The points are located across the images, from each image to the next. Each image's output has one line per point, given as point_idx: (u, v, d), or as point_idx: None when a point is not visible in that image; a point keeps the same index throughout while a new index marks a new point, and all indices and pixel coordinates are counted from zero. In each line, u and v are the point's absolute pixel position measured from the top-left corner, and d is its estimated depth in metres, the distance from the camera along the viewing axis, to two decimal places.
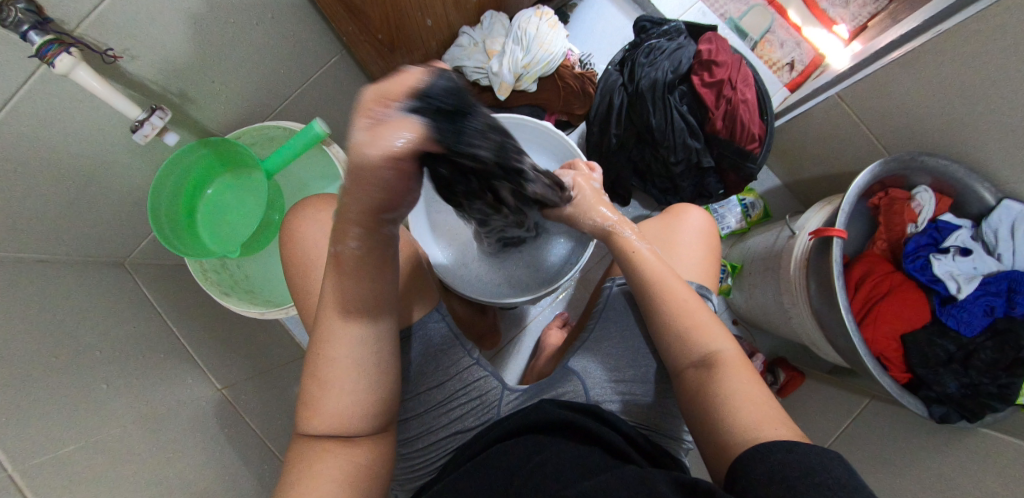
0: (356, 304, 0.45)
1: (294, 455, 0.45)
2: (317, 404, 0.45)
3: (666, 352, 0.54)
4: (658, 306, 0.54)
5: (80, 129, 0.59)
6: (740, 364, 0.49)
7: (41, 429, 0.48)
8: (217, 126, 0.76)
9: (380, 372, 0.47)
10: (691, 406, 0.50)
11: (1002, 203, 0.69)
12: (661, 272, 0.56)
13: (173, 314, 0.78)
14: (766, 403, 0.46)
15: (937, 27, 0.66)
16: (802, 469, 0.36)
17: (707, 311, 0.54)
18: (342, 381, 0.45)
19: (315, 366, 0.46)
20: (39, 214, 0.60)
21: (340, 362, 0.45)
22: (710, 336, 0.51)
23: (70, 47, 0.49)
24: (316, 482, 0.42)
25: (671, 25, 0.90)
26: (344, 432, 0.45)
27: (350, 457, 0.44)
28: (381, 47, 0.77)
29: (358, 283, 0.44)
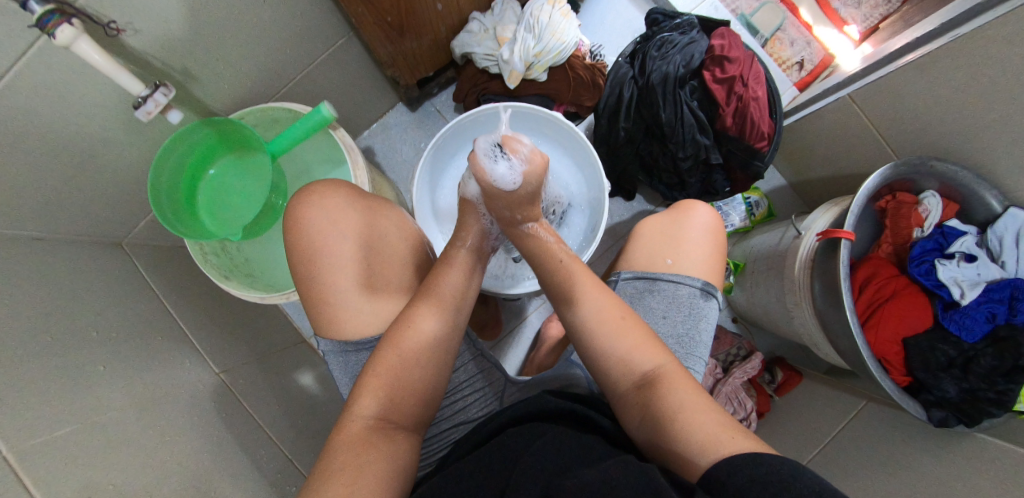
0: (448, 301, 0.56)
1: (346, 428, 0.47)
2: (393, 373, 0.51)
3: (603, 374, 0.53)
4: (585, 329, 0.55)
5: (79, 104, 0.57)
6: (680, 376, 0.50)
7: (37, 410, 0.47)
8: (221, 106, 0.75)
9: (447, 361, 0.55)
10: (640, 429, 0.49)
11: (1009, 210, 0.69)
12: (589, 291, 0.57)
13: (171, 296, 0.77)
14: (715, 415, 0.45)
15: (954, 30, 0.66)
16: (775, 480, 0.36)
17: (640, 329, 0.54)
18: (419, 358, 0.52)
19: (397, 336, 0.53)
20: (36, 190, 0.58)
21: (421, 345, 0.53)
22: (649, 353, 0.52)
23: (72, 17, 0.47)
24: (371, 453, 0.45)
25: (684, 18, 0.89)
26: (398, 413, 0.50)
27: (395, 449, 0.47)
28: (391, 30, 0.75)
29: (456, 283, 0.57)
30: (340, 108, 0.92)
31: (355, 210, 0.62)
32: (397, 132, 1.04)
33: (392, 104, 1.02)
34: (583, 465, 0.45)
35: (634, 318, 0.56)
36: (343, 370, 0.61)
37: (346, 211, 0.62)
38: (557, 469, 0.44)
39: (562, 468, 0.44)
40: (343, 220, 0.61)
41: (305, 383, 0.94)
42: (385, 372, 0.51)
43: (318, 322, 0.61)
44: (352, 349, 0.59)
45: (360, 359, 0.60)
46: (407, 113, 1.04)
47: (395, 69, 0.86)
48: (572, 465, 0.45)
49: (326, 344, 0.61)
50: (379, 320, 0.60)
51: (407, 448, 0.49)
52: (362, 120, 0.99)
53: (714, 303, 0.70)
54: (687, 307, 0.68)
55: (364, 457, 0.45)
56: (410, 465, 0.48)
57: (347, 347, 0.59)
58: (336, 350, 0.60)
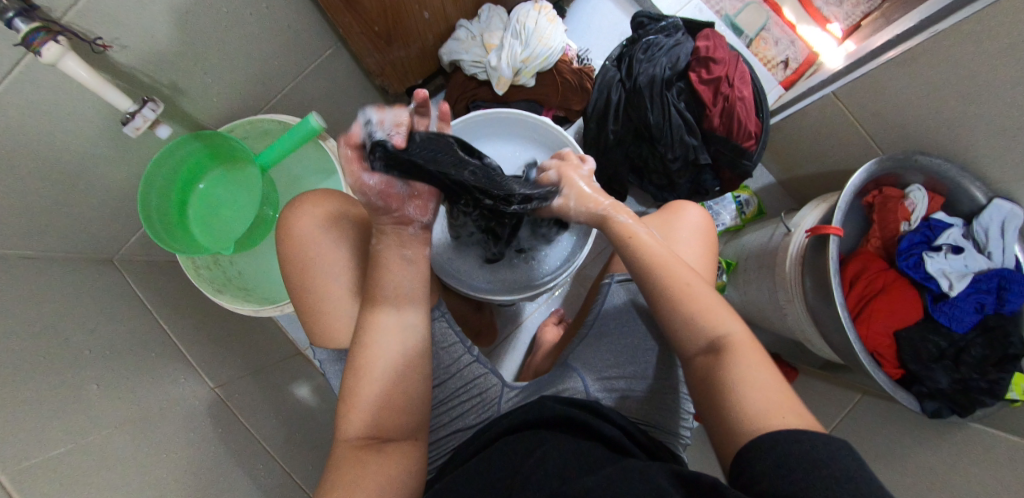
0: (398, 300, 0.52)
1: (333, 461, 0.47)
2: (357, 398, 0.49)
3: (672, 337, 0.51)
4: (664, 294, 0.51)
5: (67, 121, 0.57)
6: (750, 348, 0.47)
7: (29, 430, 0.47)
8: (210, 119, 0.75)
9: (417, 362, 0.52)
10: (702, 392, 0.48)
11: (993, 201, 0.70)
12: (664, 259, 0.53)
13: (164, 311, 0.76)
14: (779, 388, 0.44)
15: (933, 27, 0.67)
16: (808, 461, 0.35)
17: (713, 295, 0.52)
18: (381, 374, 0.50)
19: (355, 360, 0.51)
20: (24, 209, 0.58)
21: (382, 350, 0.51)
22: (717, 319, 0.49)
23: (58, 35, 0.47)
24: (357, 476, 0.45)
25: (669, 21, 0.90)
26: (383, 428, 0.49)
27: (383, 464, 0.47)
28: (378, 39, 0.75)
29: (398, 280, 0.52)
30: (330, 118, 0.92)
31: (344, 218, 0.62)
32: None
33: (382, 113, 1.03)
34: (586, 472, 0.45)
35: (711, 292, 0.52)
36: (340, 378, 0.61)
37: (336, 220, 0.62)
38: (561, 474, 0.45)
39: (561, 472, 0.45)
40: (335, 230, 0.61)
41: (301, 394, 0.94)
42: (355, 398, 0.49)
43: (313, 332, 0.61)
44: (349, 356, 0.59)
45: None
46: None
47: (384, 78, 0.87)
48: (574, 472, 0.45)
49: (322, 353, 0.61)
50: None
51: (403, 460, 0.48)
52: None
53: None
54: None
55: (348, 482, 0.44)
56: (409, 474, 0.48)
57: (343, 356, 0.59)
58: (332, 358, 0.60)
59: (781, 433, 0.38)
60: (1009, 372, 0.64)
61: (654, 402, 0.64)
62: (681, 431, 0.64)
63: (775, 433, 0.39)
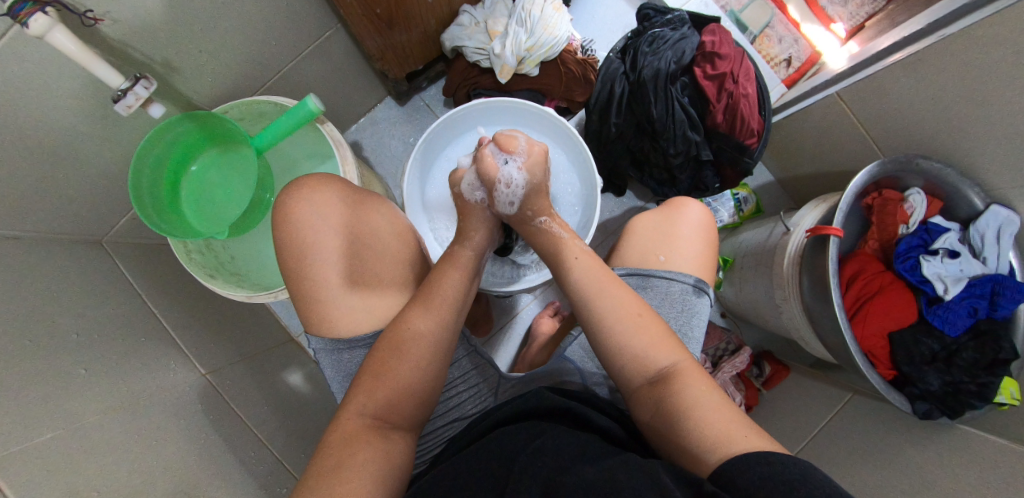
0: (449, 304, 0.56)
1: (343, 428, 0.47)
2: (388, 370, 0.50)
3: (617, 370, 0.52)
4: (600, 325, 0.54)
5: (54, 96, 0.54)
6: (697, 374, 0.49)
7: (16, 417, 0.45)
8: (204, 98, 0.72)
9: (447, 361, 0.54)
10: (652, 423, 0.48)
11: (990, 208, 0.71)
12: (605, 288, 0.56)
13: (155, 295, 0.75)
14: (734, 413, 0.45)
15: (941, 31, 0.66)
16: (784, 480, 0.36)
17: (658, 325, 0.54)
18: (416, 360, 0.51)
19: (397, 337, 0.52)
20: (9, 188, 0.55)
21: (420, 341, 0.52)
22: (663, 349, 0.51)
23: (47, 6, 0.45)
24: (366, 449, 0.44)
25: (675, 14, 0.89)
26: (395, 412, 0.49)
27: (387, 447, 0.46)
28: (380, 22, 0.73)
29: (456, 284, 0.58)
30: (327, 101, 0.90)
31: (346, 206, 0.61)
32: (385, 126, 1.02)
33: (381, 98, 1.01)
34: (586, 462, 0.44)
35: (652, 316, 0.54)
36: (334, 368, 0.60)
37: (336, 206, 0.60)
38: (563, 463, 0.44)
39: (566, 463, 0.44)
40: (335, 215, 0.60)
41: (294, 382, 0.93)
42: (385, 373, 0.50)
43: (309, 321, 0.59)
44: (344, 347, 0.58)
45: (353, 357, 0.59)
46: (396, 107, 1.02)
47: (383, 63, 0.84)
48: (573, 462, 0.44)
49: (318, 342, 0.60)
50: (371, 318, 0.59)
51: (401, 449, 0.48)
52: (350, 114, 0.98)
53: (706, 299, 0.70)
54: (680, 304, 0.68)
55: (356, 450, 0.44)
56: (407, 464, 0.48)
57: (339, 346, 0.58)
58: (328, 348, 0.59)
59: (754, 453, 0.39)
60: (1000, 376, 0.65)
61: None
62: None
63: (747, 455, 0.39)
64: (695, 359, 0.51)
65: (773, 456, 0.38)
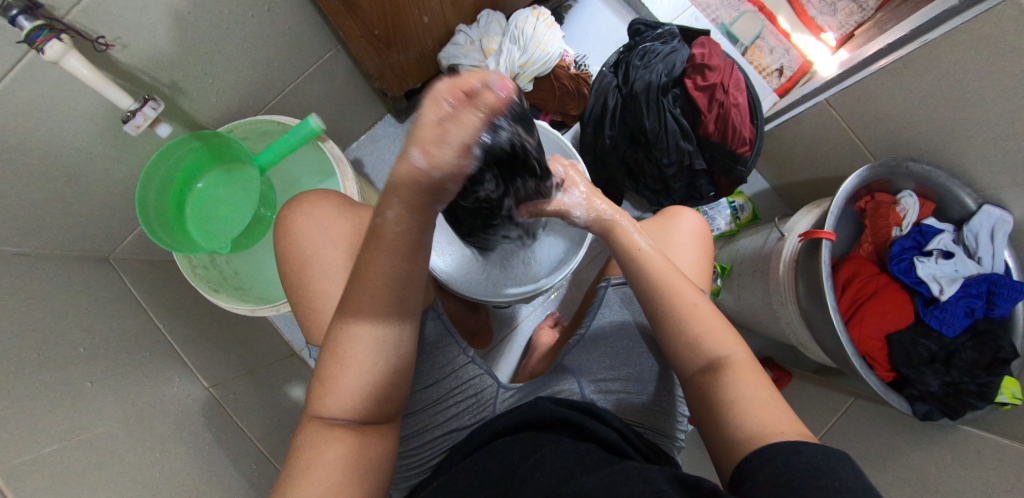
0: (384, 294, 0.44)
1: (307, 433, 0.45)
2: (337, 381, 0.45)
3: (671, 352, 0.54)
4: (664, 312, 0.54)
5: (67, 119, 0.57)
6: (748, 369, 0.49)
7: (23, 426, 0.47)
8: (210, 119, 0.75)
9: (399, 363, 0.47)
10: (698, 407, 0.50)
11: (983, 208, 0.71)
12: (667, 274, 0.56)
13: (160, 310, 0.76)
14: (776, 407, 0.45)
15: (924, 36, 0.68)
16: (807, 468, 0.36)
17: (716, 315, 0.54)
18: (363, 370, 0.46)
19: (335, 343, 0.46)
20: (22, 207, 0.58)
21: (364, 348, 0.45)
22: (719, 338, 0.52)
23: (62, 34, 0.48)
24: (331, 450, 0.44)
25: (665, 28, 0.91)
26: (363, 412, 0.46)
27: (355, 452, 0.45)
28: (378, 43, 0.76)
29: (387, 263, 0.42)
30: (329, 120, 0.93)
31: (344, 219, 0.63)
32: (385, 143, 1.05)
33: (381, 116, 1.03)
34: (581, 473, 0.44)
35: (707, 304, 0.55)
36: None
37: (336, 220, 0.62)
38: (557, 476, 0.44)
39: (564, 475, 0.44)
40: (333, 229, 0.61)
41: (296, 396, 0.94)
42: (334, 383, 0.45)
43: (310, 330, 0.60)
44: None
45: None
46: (396, 125, 1.05)
47: (382, 81, 0.87)
48: (570, 473, 0.44)
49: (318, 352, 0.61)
50: None
51: (375, 445, 0.47)
52: (351, 131, 1.00)
53: None
54: None
55: (322, 453, 0.44)
56: (386, 458, 0.48)
57: None
58: None
59: (778, 443, 0.40)
60: (999, 376, 0.65)
61: (650, 406, 0.64)
62: (677, 434, 0.64)
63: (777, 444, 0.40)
64: (750, 350, 0.51)
65: (800, 445, 0.39)
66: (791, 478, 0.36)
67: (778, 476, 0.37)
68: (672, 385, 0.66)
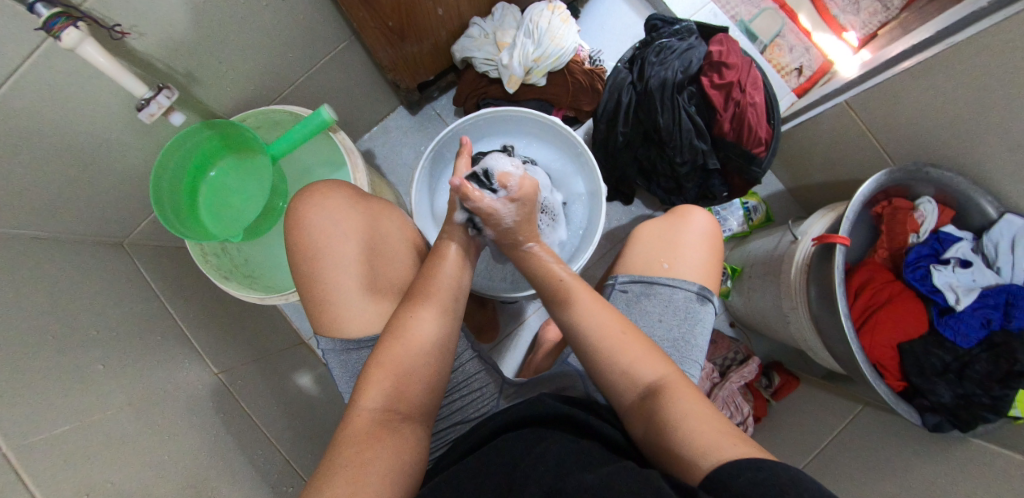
0: (444, 299, 0.57)
1: (355, 423, 0.48)
2: (399, 366, 0.52)
3: (606, 386, 0.54)
4: (593, 345, 0.55)
5: (83, 105, 0.58)
6: (684, 387, 0.50)
7: (36, 407, 0.47)
8: (223, 108, 0.76)
9: (447, 361, 0.55)
10: (646, 437, 0.49)
11: (1004, 217, 0.70)
12: (593, 306, 0.58)
13: (172, 296, 0.77)
14: (717, 420, 0.46)
15: (950, 38, 0.66)
16: (777, 486, 0.36)
17: (644, 343, 0.55)
18: (417, 364, 0.53)
19: (397, 329, 0.53)
20: (39, 191, 0.59)
21: (423, 340, 0.53)
22: (651, 363, 0.53)
23: (78, 21, 0.48)
24: (373, 447, 0.46)
25: (683, 24, 0.90)
26: (403, 403, 0.51)
27: (400, 444, 0.48)
28: (392, 34, 0.75)
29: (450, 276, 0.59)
30: (341, 111, 0.93)
31: (358, 212, 0.63)
32: (397, 135, 1.05)
33: (393, 107, 1.03)
34: (583, 470, 0.44)
35: (635, 332, 0.56)
36: (342, 369, 0.61)
37: (348, 212, 0.62)
38: (557, 472, 0.44)
39: (566, 468, 0.45)
40: (346, 221, 0.62)
41: (303, 384, 0.95)
42: (390, 369, 0.51)
43: (319, 322, 0.61)
44: (353, 347, 0.60)
45: (360, 358, 0.60)
46: (408, 116, 1.05)
47: (395, 73, 0.87)
48: (571, 470, 0.44)
49: (327, 343, 0.61)
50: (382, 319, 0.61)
51: (413, 443, 0.49)
52: (363, 123, 1.00)
53: (710, 307, 0.71)
54: (682, 312, 0.69)
55: (368, 448, 0.46)
56: (416, 460, 0.49)
57: (349, 347, 0.60)
58: (335, 348, 0.61)
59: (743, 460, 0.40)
60: (1015, 389, 0.64)
61: None
62: None
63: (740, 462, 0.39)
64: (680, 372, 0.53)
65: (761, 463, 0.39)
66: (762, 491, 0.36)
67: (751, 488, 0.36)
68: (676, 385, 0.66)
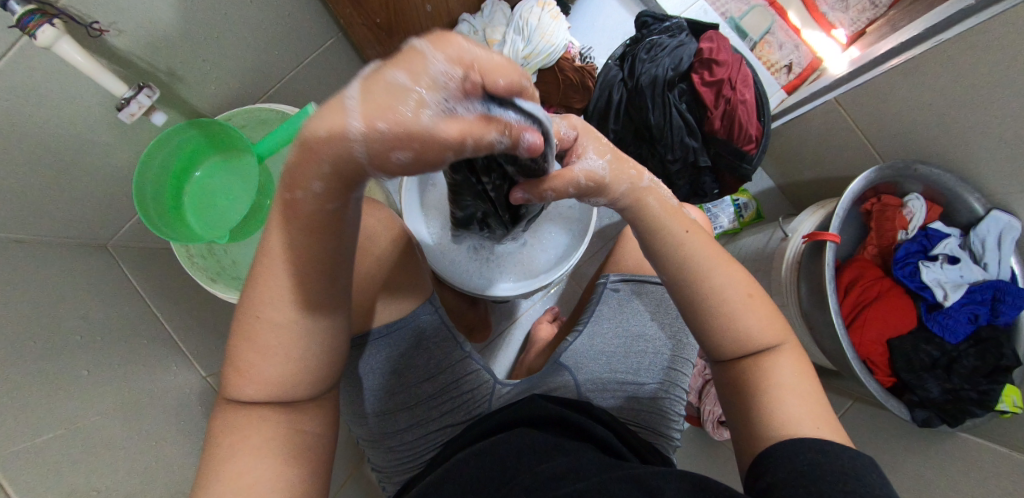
0: (301, 265, 0.38)
1: (224, 418, 0.41)
2: (248, 366, 0.40)
3: (707, 336, 0.46)
4: (715, 303, 0.45)
5: (59, 105, 0.56)
6: (793, 359, 0.45)
7: (19, 415, 0.46)
8: (207, 106, 0.74)
9: (329, 342, 0.43)
10: (729, 391, 0.46)
11: (991, 213, 0.70)
12: (714, 261, 0.46)
13: (158, 300, 0.75)
14: (818, 402, 0.43)
15: (939, 35, 0.66)
16: (833, 473, 0.36)
17: (767, 302, 0.47)
18: (278, 352, 0.40)
19: (246, 320, 0.40)
20: (18, 195, 0.57)
21: (279, 327, 0.40)
22: (768, 327, 0.45)
23: (54, 19, 0.46)
24: (263, 433, 0.41)
25: (674, 21, 0.90)
26: (287, 395, 0.42)
27: (293, 427, 0.42)
28: (379, 32, 0.77)
29: (297, 236, 0.36)
30: None
31: None
32: None
33: None
34: (582, 473, 0.44)
35: (761, 293, 0.47)
36: None
37: None
38: (556, 474, 0.44)
39: (559, 473, 0.44)
40: None
41: None
42: (247, 369, 0.40)
43: None
44: None
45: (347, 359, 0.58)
46: None
47: None
48: (569, 471, 0.44)
49: None
50: (360, 320, 0.58)
51: (311, 431, 0.44)
52: None
53: None
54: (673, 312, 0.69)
55: (246, 435, 0.40)
56: (325, 439, 0.45)
57: None
58: None
59: (806, 439, 0.39)
60: (1001, 383, 0.65)
61: (647, 405, 0.64)
62: (672, 434, 0.64)
63: (803, 440, 0.39)
64: (795, 341, 0.46)
65: (825, 445, 0.38)
66: (814, 479, 0.36)
67: (801, 475, 0.37)
68: (668, 385, 0.66)
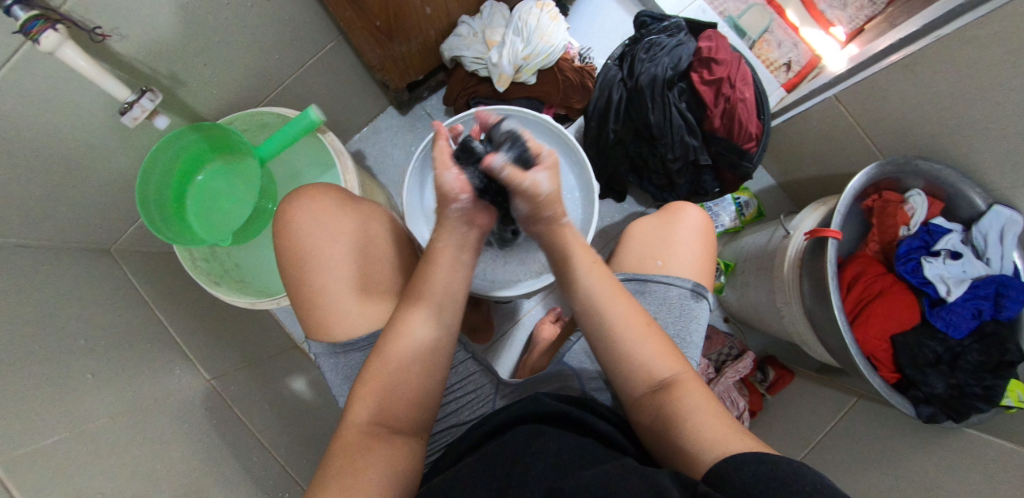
0: (442, 300, 0.52)
1: (342, 440, 0.46)
2: (389, 390, 0.49)
3: (620, 373, 0.52)
4: (606, 336, 0.52)
5: (63, 110, 0.56)
6: (697, 386, 0.49)
7: (21, 417, 0.46)
8: (208, 110, 0.74)
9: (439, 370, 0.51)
10: (652, 427, 0.48)
11: (992, 208, 0.70)
12: (614, 296, 0.54)
13: (160, 302, 0.76)
14: (725, 417, 0.46)
15: (936, 31, 0.67)
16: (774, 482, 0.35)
17: (664, 337, 0.53)
18: (406, 379, 0.49)
19: (382, 345, 0.50)
20: (20, 199, 0.57)
21: (409, 348, 0.50)
22: (666, 359, 0.51)
23: (57, 24, 0.47)
24: (369, 461, 0.44)
25: (672, 20, 0.90)
26: (391, 417, 0.48)
27: (393, 455, 0.46)
28: (379, 34, 0.75)
29: (445, 277, 0.52)
30: (329, 111, 0.92)
31: (345, 214, 0.62)
32: (387, 135, 1.04)
33: (383, 107, 1.03)
34: (581, 468, 0.44)
35: (657, 328, 0.54)
36: (334, 372, 0.60)
37: (334, 215, 0.61)
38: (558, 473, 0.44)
39: (564, 472, 0.44)
40: (332, 222, 0.61)
41: (297, 388, 0.94)
42: (374, 387, 0.48)
43: (309, 326, 0.60)
44: (340, 351, 0.59)
45: (351, 361, 0.59)
46: (398, 116, 1.04)
47: (384, 72, 0.86)
48: (569, 469, 0.44)
49: (317, 346, 0.60)
50: (367, 321, 0.59)
51: (406, 456, 0.47)
52: (352, 123, 1.00)
53: (705, 303, 0.70)
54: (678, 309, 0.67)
55: (364, 457, 0.44)
56: (415, 471, 0.47)
57: (337, 349, 0.59)
58: (328, 352, 0.59)
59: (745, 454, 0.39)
60: (1005, 379, 0.65)
61: None
62: None
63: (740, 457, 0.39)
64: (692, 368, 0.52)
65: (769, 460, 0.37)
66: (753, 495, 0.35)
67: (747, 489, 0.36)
68: None
